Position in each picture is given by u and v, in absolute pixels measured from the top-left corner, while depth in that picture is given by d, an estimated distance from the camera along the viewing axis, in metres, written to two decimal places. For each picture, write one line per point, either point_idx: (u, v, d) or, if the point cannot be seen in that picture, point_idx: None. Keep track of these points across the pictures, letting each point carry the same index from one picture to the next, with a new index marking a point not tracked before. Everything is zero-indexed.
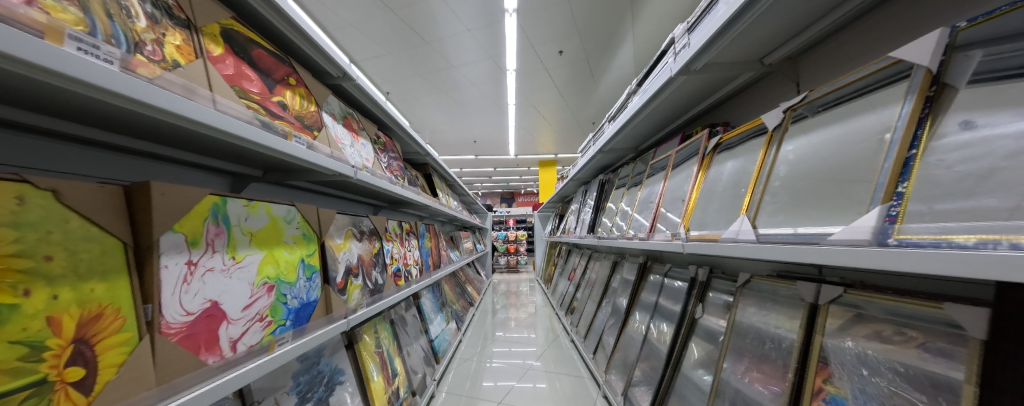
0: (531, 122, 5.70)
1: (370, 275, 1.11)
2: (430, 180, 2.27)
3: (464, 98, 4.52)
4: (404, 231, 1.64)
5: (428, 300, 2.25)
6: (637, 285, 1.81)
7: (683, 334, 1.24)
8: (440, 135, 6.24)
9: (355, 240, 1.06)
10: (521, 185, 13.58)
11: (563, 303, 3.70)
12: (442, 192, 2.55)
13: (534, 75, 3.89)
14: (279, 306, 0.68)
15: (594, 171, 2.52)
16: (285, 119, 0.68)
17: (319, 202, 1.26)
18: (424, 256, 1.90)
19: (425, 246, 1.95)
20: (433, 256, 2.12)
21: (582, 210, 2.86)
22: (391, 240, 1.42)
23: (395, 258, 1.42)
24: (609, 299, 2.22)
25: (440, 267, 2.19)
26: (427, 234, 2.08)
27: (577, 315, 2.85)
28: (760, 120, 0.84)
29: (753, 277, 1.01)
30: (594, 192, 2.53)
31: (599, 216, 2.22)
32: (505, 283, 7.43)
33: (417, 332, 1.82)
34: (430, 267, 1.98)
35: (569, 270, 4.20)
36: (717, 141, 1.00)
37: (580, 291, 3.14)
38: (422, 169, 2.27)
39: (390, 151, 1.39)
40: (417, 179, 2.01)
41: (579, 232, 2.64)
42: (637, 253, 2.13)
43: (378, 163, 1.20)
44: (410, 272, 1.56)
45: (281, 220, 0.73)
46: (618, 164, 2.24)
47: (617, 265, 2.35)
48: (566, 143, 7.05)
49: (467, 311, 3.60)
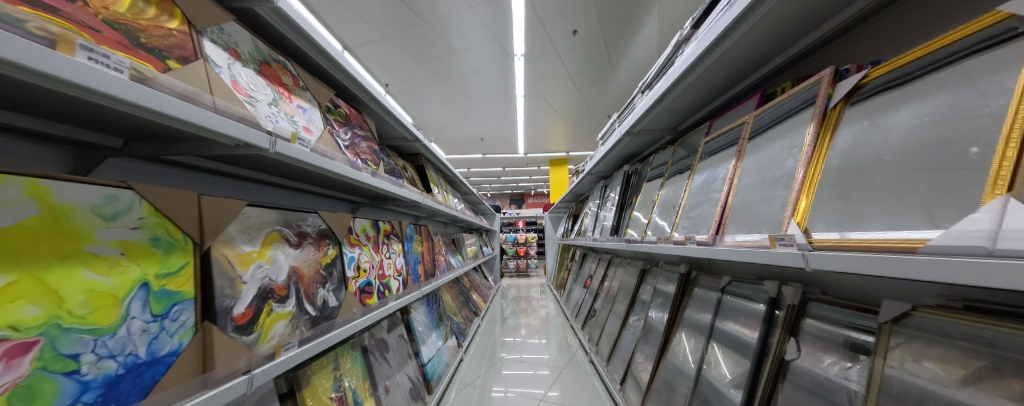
0: (541, 117, 5.34)
1: (312, 297, 0.78)
2: (424, 173, 1.94)
3: (468, 90, 4.23)
4: (382, 233, 1.31)
5: (420, 314, 1.91)
6: (678, 302, 1.42)
7: (760, 383, 0.83)
8: (445, 132, 5.97)
9: (283, 245, 0.73)
10: (532, 186, 13.23)
11: (579, 314, 3.30)
12: (440, 188, 2.21)
13: (544, 60, 3.55)
14: (51, 382, 0.34)
15: (616, 162, 2.15)
16: (68, 15, 0.36)
17: (258, 194, 0.94)
18: (412, 263, 1.56)
19: (413, 251, 1.61)
20: (426, 263, 1.79)
21: (602, 209, 2.48)
22: (358, 244, 1.08)
23: (366, 267, 1.09)
24: (637, 316, 1.83)
25: (434, 276, 1.84)
26: (417, 236, 1.74)
27: (596, 331, 2.46)
28: (1005, 13, 0.39)
29: (915, 307, 0.55)
30: (616, 186, 2.15)
31: (625, 215, 1.84)
32: (515, 287, 7.07)
33: (402, 357, 1.49)
34: (420, 277, 1.64)
35: (585, 276, 3.82)
36: (856, 84, 0.56)
37: (598, 301, 2.76)
38: (414, 161, 1.95)
39: (356, 127, 1.06)
40: (405, 171, 1.68)
41: (598, 235, 2.26)
42: (673, 261, 1.74)
43: (332, 138, 0.87)
44: (389, 286, 1.23)
45: (90, 214, 0.40)
46: (647, 151, 1.86)
47: (647, 275, 1.95)
48: (579, 139, 6.65)
49: (471, 321, 3.25)
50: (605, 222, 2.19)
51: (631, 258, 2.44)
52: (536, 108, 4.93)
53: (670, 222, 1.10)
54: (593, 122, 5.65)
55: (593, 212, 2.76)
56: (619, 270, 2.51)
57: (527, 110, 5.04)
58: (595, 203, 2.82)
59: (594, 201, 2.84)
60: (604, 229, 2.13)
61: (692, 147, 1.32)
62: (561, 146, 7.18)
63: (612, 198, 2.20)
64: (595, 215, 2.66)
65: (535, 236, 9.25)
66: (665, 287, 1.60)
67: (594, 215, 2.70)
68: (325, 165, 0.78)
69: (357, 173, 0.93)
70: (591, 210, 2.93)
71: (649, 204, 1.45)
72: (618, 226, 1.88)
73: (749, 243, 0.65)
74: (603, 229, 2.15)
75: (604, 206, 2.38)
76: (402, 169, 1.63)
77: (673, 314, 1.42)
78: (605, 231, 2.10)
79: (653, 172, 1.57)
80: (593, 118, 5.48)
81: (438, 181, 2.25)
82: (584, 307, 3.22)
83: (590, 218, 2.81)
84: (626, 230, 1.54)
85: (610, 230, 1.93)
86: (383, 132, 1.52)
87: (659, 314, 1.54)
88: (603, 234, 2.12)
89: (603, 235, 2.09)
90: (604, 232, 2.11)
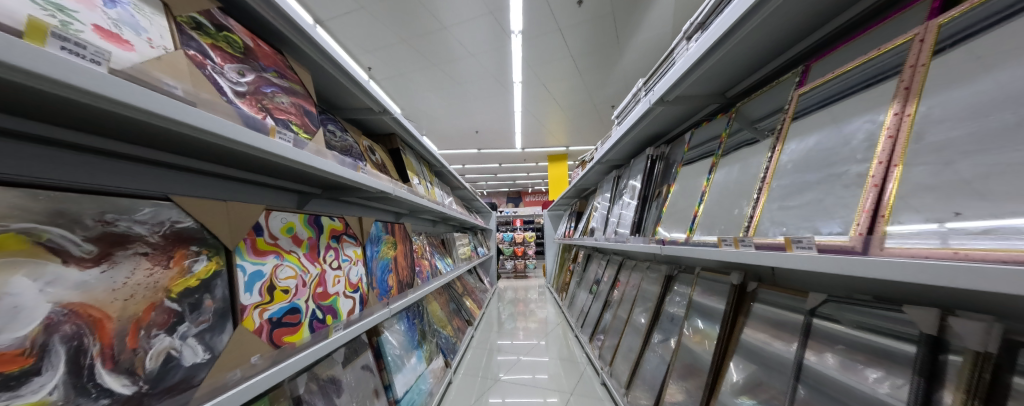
0: (541, 107, 4.99)
1: (125, 361, 0.40)
2: (400, 159, 1.57)
3: (460, 74, 3.88)
4: (329, 234, 0.94)
5: (396, 335, 1.55)
6: (731, 323, 1.08)
7: None
8: (437, 124, 5.60)
9: (40, 261, 0.34)
10: (529, 184, 12.89)
11: (585, 324, 2.96)
12: (423, 179, 1.84)
13: (544, 38, 3.24)
14: None
15: (633, 146, 1.81)
16: None
17: (100, 172, 0.57)
18: (378, 274, 1.20)
19: (380, 257, 1.24)
20: (401, 271, 1.43)
21: (614, 205, 2.14)
22: (277, 250, 0.71)
23: (287, 286, 0.72)
24: (664, 335, 1.48)
25: (412, 288, 1.48)
26: (388, 238, 1.37)
27: (608, 347, 2.11)
28: None
29: None
30: (634, 176, 1.82)
31: (650, 210, 1.50)
32: (512, 290, 6.72)
33: (364, 397, 1.13)
34: (390, 290, 1.27)
35: (590, 279, 3.50)
36: None
37: (610, 311, 2.42)
38: (388, 144, 1.58)
39: (270, 72, 0.69)
40: (372, 155, 1.32)
41: (612, 234, 1.92)
42: (711, 267, 1.40)
43: (201, 71, 0.51)
44: (332, 312, 0.86)
45: None
46: (675, 130, 1.52)
47: (675, 283, 1.62)
48: (580, 133, 6.32)
49: (462, 332, 2.89)
50: (620, 220, 1.85)
51: (648, 262, 2.09)
52: (534, 97, 4.58)
53: (745, 221, 0.76)
54: (596, 114, 5.32)
55: (602, 210, 2.42)
56: (635, 275, 2.17)
57: (525, 100, 4.69)
58: (604, 198, 2.47)
59: (604, 197, 2.50)
60: (620, 228, 1.78)
61: (752, 116, 0.97)
62: (560, 140, 6.85)
63: (628, 191, 1.86)
64: (605, 212, 2.31)
65: (532, 235, 8.88)
66: (706, 301, 1.25)
67: (604, 212, 2.36)
68: (167, 111, 0.41)
69: (255, 137, 0.56)
70: (599, 207, 2.58)
71: (689, 195, 1.12)
72: (641, 224, 1.54)
73: (988, 255, 0.34)
74: (619, 228, 1.81)
75: (618, 200, 2.05)
76: (366, 150, 1.26)
77: (723, 339, 1.08)
78: (621, 230, 1.76)
79: (692, 155, 1.23)
80: (596, 109, 5.15)
81: (421, 171, 1.88)
82: (591, 315, 2.87)
83: (599, 215, 2.47)
84: (659, 230, 1.21)
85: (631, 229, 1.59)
86: (340, 100, 1.15)
87: (699, 337, 1.19)
88: (618, 233, 1.77)
89: (619, 234, 1.74)
90: (620, 232, 1.76)
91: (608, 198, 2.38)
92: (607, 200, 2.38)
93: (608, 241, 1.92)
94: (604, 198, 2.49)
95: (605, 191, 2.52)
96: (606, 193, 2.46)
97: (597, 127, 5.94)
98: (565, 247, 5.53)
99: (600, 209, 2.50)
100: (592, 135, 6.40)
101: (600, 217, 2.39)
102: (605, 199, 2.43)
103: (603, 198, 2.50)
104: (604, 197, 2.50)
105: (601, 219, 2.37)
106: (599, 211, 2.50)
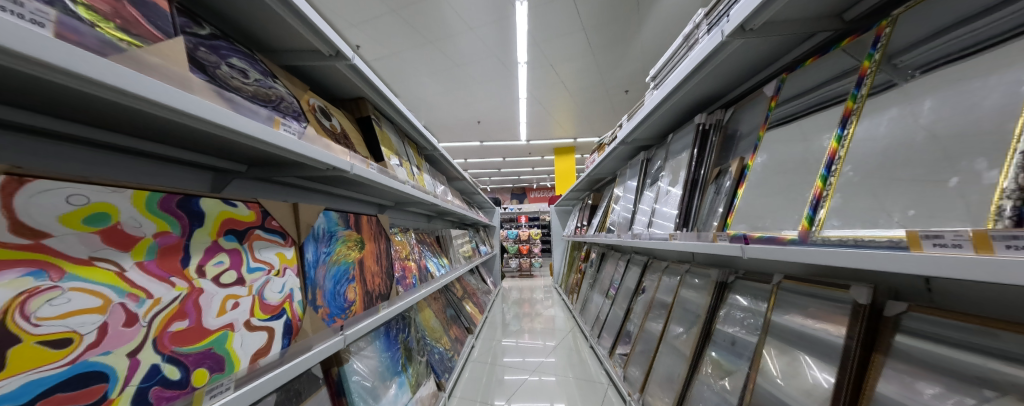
0: (547, 92, 4.61)
1: None
2: (372, 132, 1.21)
3: (458, 52, 3.55)
4: (218, 227, 0.57)
5: (369, 361, 1.19)
6: (858, 367, 0.71)
7: None
8: (436, 113, 5.28)
9: None
10: (534, 179, 12.53)
11: (602, 334, 2.58)
12: (406, 161, 1.48)
13: (552, 5, 2.90)
14: None
15: (673, 116, 1.43)
16: None
17: None
18: (327, 285, 0.84)
19: (331, 262, 0.87)
20: (369, 279, 1.06)
21: (643, 195, 1.76)
22: (44, 261, 0.35)
23: (70, 333, 0.36)
24: (725, 365, 1.10)
25: (383, 302, 1.11)
26: (350, 235, 1.00)
27: (634, 367, 1.74)
28: None
29: None
30: (674, 154, 1.43)
31: (704, 196, 1.13)
32: (517, 290, 6.37)
33: None
34: (348, 308, 0.91)
35: (605, 280, 3.13)
36: None
37: (633, 320, 2.06)
38: (357, 113, 1.21)
39: None
40: (325, 120, 0.95)
41: (643, 230, 1.55)
42: (796, 275, 1.01)
43: None
44: (211, 362, 0.49)
45: None
46: (740, 86, 1.13)
47: (732, 293, 1.27)
48: (589, 122, 5.92)
49: (460, 342, 2.55)
50: (654, 212, 1.48)
51: (685, 264, 1.70)
52: (540, 78, 4.21)
53: (988, 206, 0.38)
54: (607, 99, 4.92)
55: (625, 202, 2.03)
56: (669, 279, 1.79)
57: (530, 82, 4.31)
58: (628, 188, 2.09)
59: (627, 186, 2.12)
60: (656, 223, 1.40)
61: (906, 40, 0.57)
62: (568, 130, 6.46)
63: (665, 174, 1.48)
64: (630, 204, 1.93)
65: (538, 232, 8.50)
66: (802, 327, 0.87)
67: (628, 204, 1.98)
68: None
69: None
70: (621, 198, 2.20)
71: (788, 169, 0.74)
72: (692, 217, 1.17)
73: None
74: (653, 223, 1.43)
75: (650, 188, 1.67)
76: (314, 112, 0.90)
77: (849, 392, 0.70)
78: (657, 225, 1.38)
79: (781, 111, 0.84)
80: (607, 93, 4.75)
81: (404, 152, 1.51)
82: (608, 323, 2.51)
83: (621, 208, 2.09)
84: (733, 227, 0.84)
85: (674, 222, 1.22)
86: (267, 35, 0.79)
87: (790, 377, 0.83)
88: (653, 229, 1.40)
89: (655, 230, 1.37)
90: (656, 227, 1.39)
91: (632, 188, 2.00)
92: (632, 189, 1.99)
93: (637, 237, 1.56)
94: (627, 187, 2.11)
95: (628, 179, 2.14)
96: (630, 182, 2.07)
97: (608, 114, 5.54)
98: (575, 245, 5.14)
99: (623, 201, 2.11)
100: (602, 124, 6.02)
101: (624, 210, 2.01)
102: (629, 189, 2.05)
103: (626, 188, 2.11)
104: (626, 186, 2.12)
105: (625, 213, 2.00)
106: (622, 204, 2.11)
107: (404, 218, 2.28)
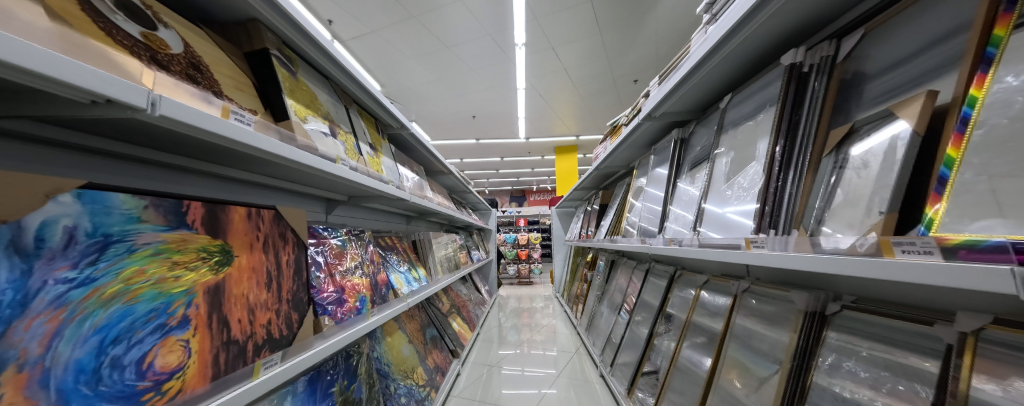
0: (547, 78, 4.20)
1: None
2: (271, 74, 0.76)
3: (446, 31, 3.17)
4: None
5: None
6: None
7: None
8: (427, 105, 4.90)
9: None
10: (534, 181, 12.11)
11: (615, 362, 2.11)
12: (344, 133, 1.02)
13: None
14: None
15: (732, 68, 1.00)
16: None
17: None
18: (62, 355, 0.37)
19: (89, 300, 0.40)
20: (231, 321, 0.59)
21: (680, 186, 1.31)
22: None
23: None
24: None
25: (267, 356, 0.64)
26: (181, 241, 0.53)
27: None
28: None
29: None
30: (734, 123, 0.99)
31: (817, 179, 0.68)
32: (515, 299, 5.90)
33: None
34: (149, 390, 0.45)
35: (615, 293, 2.69)
36: None
37: (659, 350, 1.61)
38: (248, 46, 0.77)
39: None
40: (129, 23, 0.51)
41: (686, 233, 1.09)
42: (1007, 316, 0.56)
43: None
44: None
45: None
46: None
47: (835, 331, 0.83)
48: (592, 115, 5.52)
49: (440, 372, 2.10)
50: (703, 206, 1.02)
51: (738, 282, 1.24)
52: (540, 63, 3.81)
53: None
54: (612, 87, 4.52)
55: (650, 199, 1.58)
56: (714, 300, 1.33)
57: (528, 67, 3.89)
58: (653, 180, 1.64)
59: (650, 178, 1.67)
60: (711, 221, 0.95)
61: None
62: (569, 126, 6.06)
63: (719, 152, 1.02)
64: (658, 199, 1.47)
65: (538, 236, 8.02)
66: (998, 393, 0.49)
67: (654, 200, 1.52)
68: None
69: None
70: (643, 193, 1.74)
71: None
72: (788, 212, 0.71)
73: None
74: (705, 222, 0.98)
75: (690, 176, 1.23)
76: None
77: None
78: (714, 225, 0.93)
79: None
80: (612, 80, 4.35)
81: (343, 121, 1.05)
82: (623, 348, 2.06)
83: (644, 206, 1.63)
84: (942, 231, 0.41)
85: (754, 219, 0.77)
86: None
87: None
88: (707, 231, 0.95)
89: (712, 232, 0.92)
90: (711, 228, 0.94)
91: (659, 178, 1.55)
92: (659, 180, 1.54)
93: (674, 243, 1.12)
94: (651, 178, 1.66)
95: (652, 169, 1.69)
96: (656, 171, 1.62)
97: (613, 107, 5.14)
98: (578, 251, 4.68)
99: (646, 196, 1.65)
100: (605, 118, 5.63)
101: (649, 208, 1.56)
102: (655, 181, 1.60)
103: (650, 180, 1.66)
104: (650, 177, 1.67)
105: (650, 212, 1.54)
106: (644, 200, 1.66)
107: (369, 218, 1.82)
